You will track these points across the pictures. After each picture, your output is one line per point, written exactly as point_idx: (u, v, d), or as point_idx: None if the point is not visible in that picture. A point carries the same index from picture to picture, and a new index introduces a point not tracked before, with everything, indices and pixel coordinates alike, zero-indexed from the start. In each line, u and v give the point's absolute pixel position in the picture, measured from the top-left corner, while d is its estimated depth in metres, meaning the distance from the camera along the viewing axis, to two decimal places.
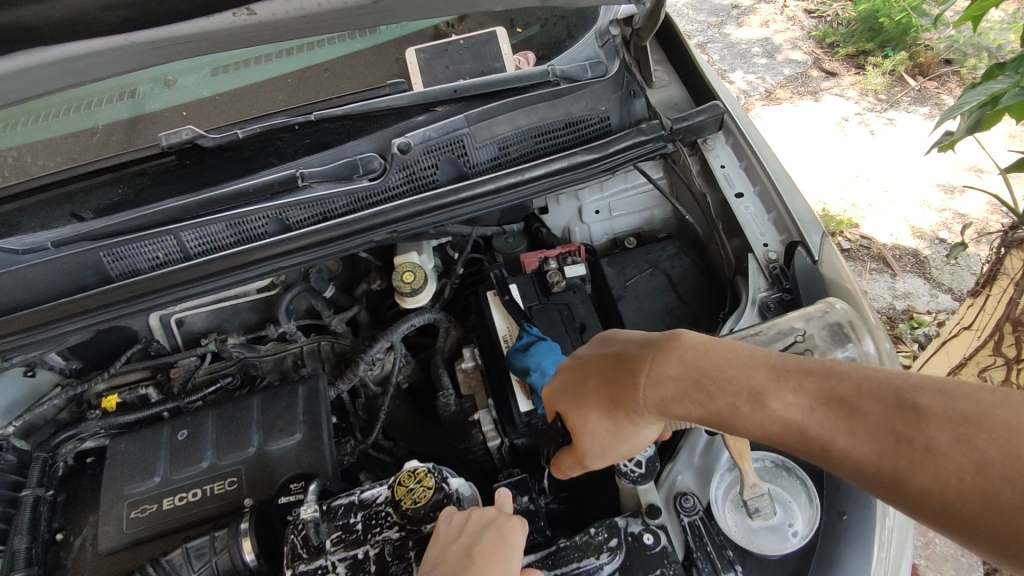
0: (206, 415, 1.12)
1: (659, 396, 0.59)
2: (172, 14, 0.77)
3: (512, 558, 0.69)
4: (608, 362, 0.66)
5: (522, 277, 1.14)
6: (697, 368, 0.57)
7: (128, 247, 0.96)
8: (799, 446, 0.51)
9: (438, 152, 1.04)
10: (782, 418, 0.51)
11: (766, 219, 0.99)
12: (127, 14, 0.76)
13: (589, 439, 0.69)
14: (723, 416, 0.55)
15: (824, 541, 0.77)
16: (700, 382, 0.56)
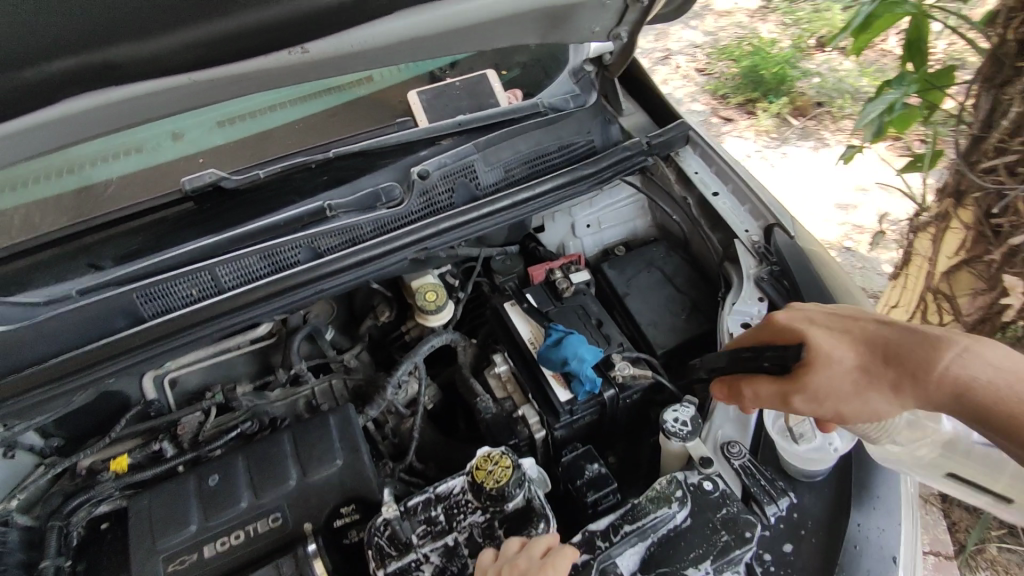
0: (236, 457, 1.09)
1: (812, 381, 0.73)
2: (240, 52, 0.82)
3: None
4: (903, 334, 0.72)
5: (534, 287, 1.24)
6: (841, 354, 0.73)
7: (163, 287, 0.98)
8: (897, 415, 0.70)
9: (453, 177, 1.14)
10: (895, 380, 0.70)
11: (743, 210, 1.18)
12: (202, 52, 0.80)
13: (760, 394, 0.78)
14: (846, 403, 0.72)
15: (859, 453, 0.88)
16: (849, 367, 0.72)
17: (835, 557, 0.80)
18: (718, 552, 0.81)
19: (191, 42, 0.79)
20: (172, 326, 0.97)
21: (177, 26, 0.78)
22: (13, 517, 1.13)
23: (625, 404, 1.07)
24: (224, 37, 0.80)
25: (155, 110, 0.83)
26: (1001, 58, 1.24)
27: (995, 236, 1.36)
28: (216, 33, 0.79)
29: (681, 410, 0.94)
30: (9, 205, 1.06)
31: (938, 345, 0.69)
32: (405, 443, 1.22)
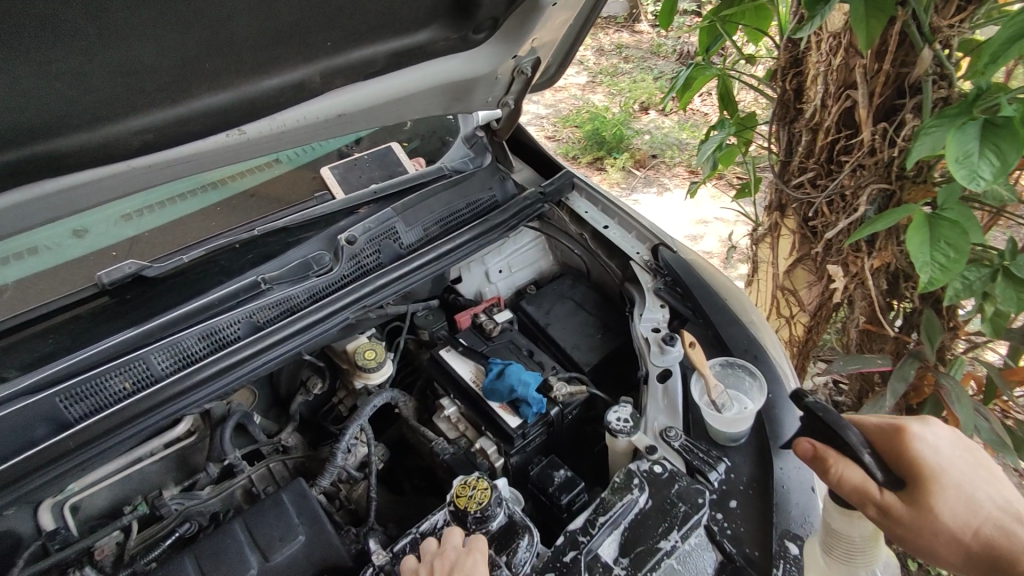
0: (183, 557, 1.02)
1: (925, 515, 0.73)
2: (185, 136, 0.90)
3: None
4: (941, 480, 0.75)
5: (464, 332, 1.33)
6: (955, 475, 0.76)
7: (92, 385, 0.93)
8: (997, 544, 0.73)
9: (378, 240, 1.22)
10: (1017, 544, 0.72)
11: (630, 236, 1.38)
12: (151, 139, 0.87)
13: (902, 512, 0.73)
14: (968, 545, 0.74)
15: (767, 412, 1.05)
16: (973, 490, 0.76)
17: (769, 501, 0.94)
18: (683, 521, 0.91)
19: (139, 130, 0.86)
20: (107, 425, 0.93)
21: (124, 116, 0.83)
22: None
23: (569, 420, 1.17)
24: (173, 123, 0.88)
25: (99, 198, 0.88)
26: (786, 103, 1.62)
27: (813, 235, 1.71)
28: (169, 118, 0.88)
29: (621, 409, 1.06)
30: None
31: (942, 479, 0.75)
32: (361, 508, 1.20)
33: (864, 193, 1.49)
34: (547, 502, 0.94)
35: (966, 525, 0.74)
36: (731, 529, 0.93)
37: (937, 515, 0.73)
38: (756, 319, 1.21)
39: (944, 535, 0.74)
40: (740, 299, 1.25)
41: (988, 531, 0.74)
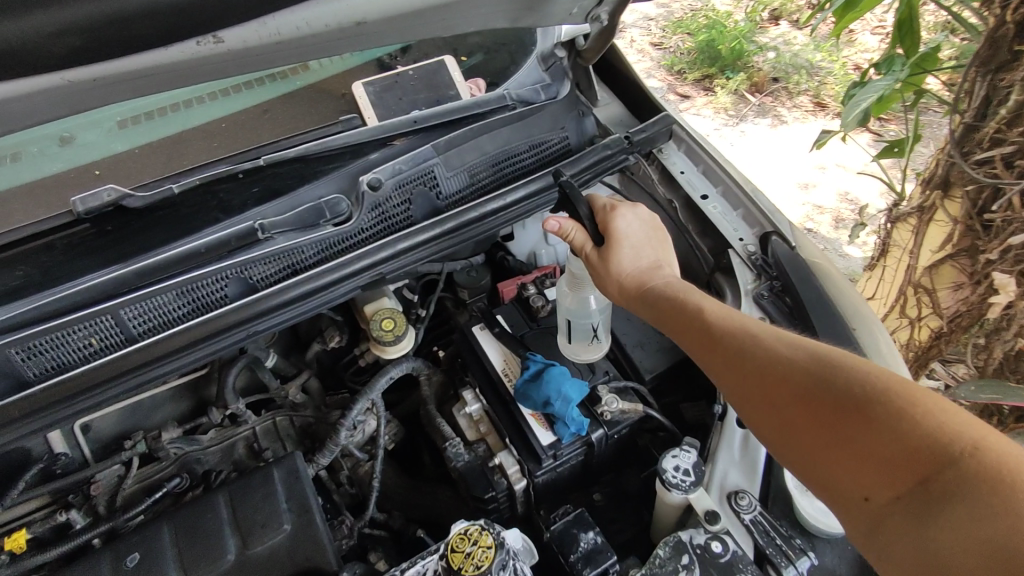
0: (160, 527, 0.93)
1: (718, 341, 0.73)
2: (133, 42, 0.68)
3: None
4: (729, 333, 0.73)
5: (505, 307, 1.10)
6: (783, 344, 0.69)
7: (51, 339, 0.78)
8: (813, 401, 0.64)
9: (409, 186, 0.97)
10: (829, 403, 0.63)
11: (735, 215, 1.06)
12: (77, 43, 0.67)
13: (608, 284, 0.86)
14: (692, 315, 0.77)
15: None
16: (726, 323, 0.74)
17: None
18: None
19: (57, 31, 0.66)
20: (66, 388, 0.79)
21: (42, 9, 0.66)
22: None
23: (614, 440, 0.95)
24: (108, 23, 0.67)
25: (38, 113, 0.69)
26: (997, 42, 1.14)
27: (985, 230, 1.30)
28: (103, 15, 0.67)
29: (681, 456, 0.83)
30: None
31: (754, 346, 0.70)
32: (364, 490, 1.07)
33: None
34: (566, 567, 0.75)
35: (756, 367, 0.69)
36: None
37: (615, 263, 0.85)
38: (888, 359, 0.90)
39: (753, 376, 0.69)
40: (867, 323, 0.94)
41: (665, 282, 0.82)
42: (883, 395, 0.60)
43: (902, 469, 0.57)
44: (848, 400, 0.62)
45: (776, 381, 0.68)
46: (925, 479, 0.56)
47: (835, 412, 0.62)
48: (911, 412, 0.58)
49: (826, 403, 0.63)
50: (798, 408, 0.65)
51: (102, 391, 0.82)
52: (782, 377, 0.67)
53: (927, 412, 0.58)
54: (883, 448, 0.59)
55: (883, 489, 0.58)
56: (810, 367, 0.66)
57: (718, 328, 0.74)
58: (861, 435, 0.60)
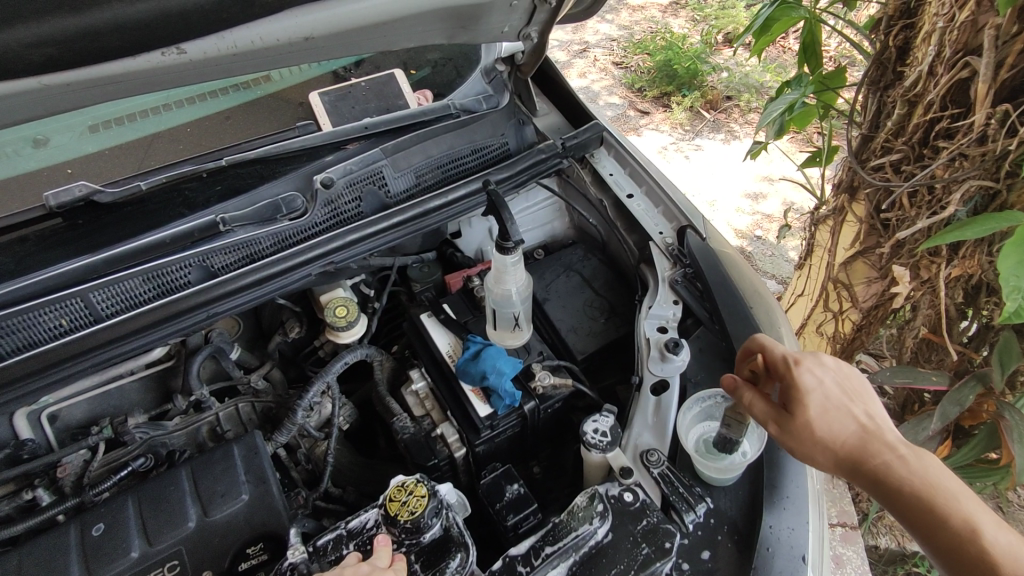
0: (125, 500, 1.00)
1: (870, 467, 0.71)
2: (90, 52, 0.75)
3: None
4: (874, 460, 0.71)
5: (451, 297, 1.20)
6: (924, 475, 0.69)
7: (24, 318, 0.86)
8: (930, 500, 0.67)
9: (360, 185, 1.07)
10: (947, 496, 0.67)
11: (656, 212, 1.18)
12: (53, 53, 0.74)
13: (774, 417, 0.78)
14: (832, 416, 0.74)
15: (769, 453, 0.89)
16: (835, 410, 0.75)
17: (747, 561, 0.80)
18: (639, 566, 0.79)
19: (33, 42, 0.73)
20: (36, 363, 0.87)
21: (15, 22, 0.72)
22: None
23: (547, 413, 1.05)
24: (79, 36, 0.74)
25: (16, 115, 0.78)
26: (884, 63, 1.31)
27: (884, 228, 1.46)
28: (74, 29, 0.74)
29: (600, 420, 0.94)
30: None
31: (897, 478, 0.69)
32: (320, 468, 1.15)
33: (959, 188, 1.21)
34: (494, 513, 0.84)
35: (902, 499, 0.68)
36: None
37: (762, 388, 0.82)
38: (781, 334, 1.01)
39: (855, 465, 0.72)
40: (766, 305, 1.05)
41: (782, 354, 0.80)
42: (981, 550, 0.64)
43: None
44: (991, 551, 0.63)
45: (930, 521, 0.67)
46: None
47: (948, 518, 0.66)
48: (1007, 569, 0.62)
49: (935, 499, 0.67)
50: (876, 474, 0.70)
51: (71, 367, 0.89)
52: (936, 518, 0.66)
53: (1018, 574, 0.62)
54: (965, 547, 0.64)
55: None
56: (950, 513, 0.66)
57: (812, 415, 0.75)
58: None
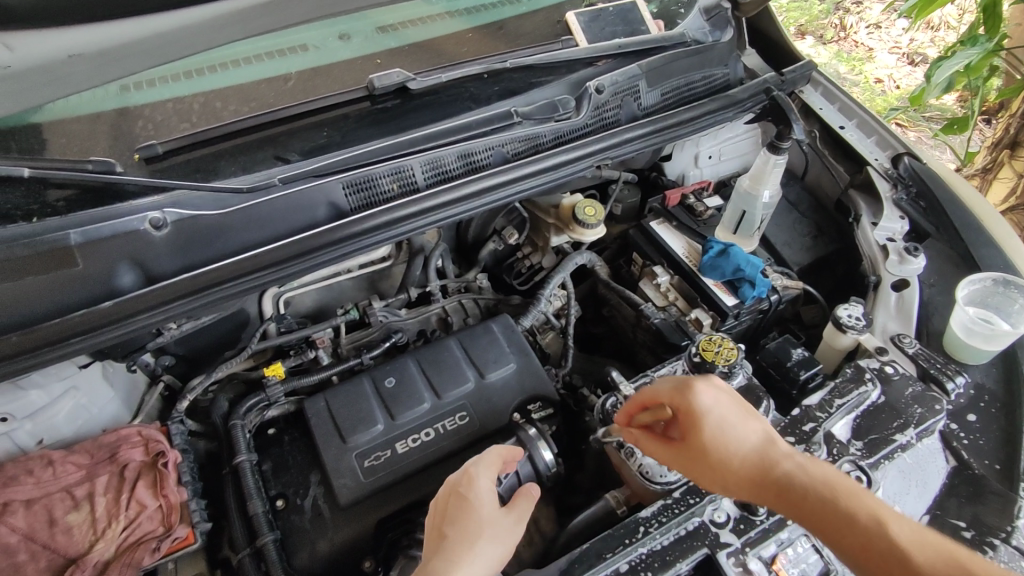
0: (407, 360, 1.11)
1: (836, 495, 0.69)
2: None
3: (483, 512, 0.79)
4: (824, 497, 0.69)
5: (670, 212, 1.30)
6: (864, 503, 0.68)
7: (369, 179, 0.99)
8: (833, 500, 0.69)
9: (622, 94, 1.18)
10: (852, 493, 0.69)
11: (869, 142, 1.29)
12: None
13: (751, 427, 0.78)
14: (777, 472, 0.73)
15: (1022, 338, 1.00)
16: (730, 419, 0.77)
17: (1014, 420, 0.92)
18: (917, 420, 0.92)
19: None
20: (374, 218, 0.98)
21: None
22: (184, 425, 1.08)
23: (778, 310, 1.19)
24: None
25: None
26: None
27: None
28: None
29: (852, 307, 1.05)
30: (160, 98, 1.01)
31: (837, 486, 0.70)
32: (552, 354, 1.28)
33: None
34: (778, 375, 0.97)
35: (835, 499, 0.68)
36: (969, 440, 0.92)
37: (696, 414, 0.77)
38: (1011, 242, 1.11)
39: (825, 487, 0.70)
40: (992, 219, 1.15)
41: (665, 385, 0.82)
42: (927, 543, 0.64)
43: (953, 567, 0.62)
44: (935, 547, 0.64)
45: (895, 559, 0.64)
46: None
47: (854, 515, 0.66)
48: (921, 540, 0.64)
49: (839, 498, 0.69)
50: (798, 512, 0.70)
51: (396, 227, 1.00)
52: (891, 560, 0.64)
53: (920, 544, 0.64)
54: (861, 526, 0.66)
55: None
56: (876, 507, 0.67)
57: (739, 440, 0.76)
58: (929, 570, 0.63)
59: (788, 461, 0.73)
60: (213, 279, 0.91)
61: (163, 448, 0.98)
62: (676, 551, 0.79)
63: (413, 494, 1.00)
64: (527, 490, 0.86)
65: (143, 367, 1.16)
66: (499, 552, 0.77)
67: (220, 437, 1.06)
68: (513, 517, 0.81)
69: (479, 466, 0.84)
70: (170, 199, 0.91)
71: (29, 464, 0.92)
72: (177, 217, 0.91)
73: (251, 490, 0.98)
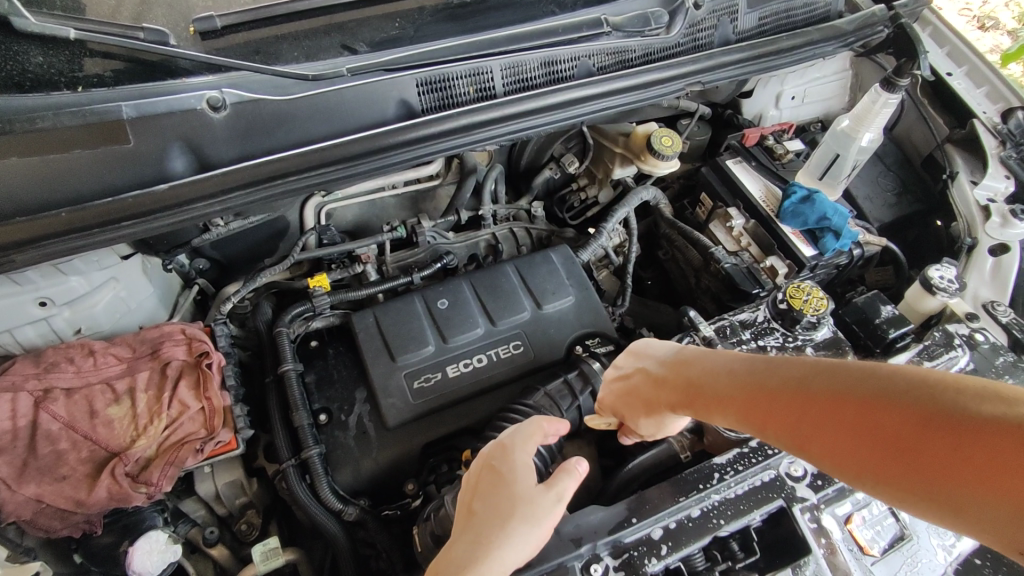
0: (462, 283, 1.06)
1: (800, 399, 0.55)
2: None
3: (517, 488, 0.66)
4: (793, 399, 0.56)
5: (748, 151, 1.21)
6: (836, 391, 0.52)
7: (445, 78, 0.91)
8: (814, 405, 0.53)
9: (719, 13, 1.07)
10: (820, 385, 0.54)
11: (978, 92, 1.17)
12: None
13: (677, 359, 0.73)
14: (732, 393, 0.62)
15: None
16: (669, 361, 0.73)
17: None
18: None
19: None
20: (445, 123, 0.90)
21: None
22: (225, 329, 1.04)
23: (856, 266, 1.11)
24: None
25: None
26: None
27: None
28: None
29: (944, 269, 0.98)
30: None
31: (797, 388, 0.56)
32: (607, 292, 1.22)
33: None
34: (863, 333, 0.93)
35: (807, 405, 0.54)
36: None
37: (619, 388, 0.79)
38: None
39: (788, 399, 0.56)
40: None
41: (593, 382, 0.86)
42: (895, 387, 0.49)
43: (947, 440, 0.45)
44: (907, 402, 0.48)
45: (891, 441, 0.48)
46: (964, 435, 0.44)
47: (832, 420, 0.52)
48: (893, 397, 0.48)
49: (816, 407, 0.53)
50: (777, 428, 0.57)
51: (467, 135, 0.92)
52: (884, 450, 0.48)
53: (891, 404, 0.48)
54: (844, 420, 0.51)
55: (964, 497, 0.44)
56: (842, 406, 0.51)
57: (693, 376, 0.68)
58: (920, 440, 0.46)
59: (723, 379, 0.64)
60: (271, 171, 0.84)
61: (206, 349, 0.93)
62: (749, 501, 0.75)
63: (461, 420, 0.95)
64: (575, 464, 0.69)
65: (177, 268, 1.10)
66: (538, 537, 0.64)
67: (263, 345, 1.01)
68: (555, 494, 0.66)
69: (517, 434, 0.72)
70: (227, 80, 0.84)
71: (69, 351, 0.88)
72: (237, 99, 0.83)
73: (295, 400, 0.94)
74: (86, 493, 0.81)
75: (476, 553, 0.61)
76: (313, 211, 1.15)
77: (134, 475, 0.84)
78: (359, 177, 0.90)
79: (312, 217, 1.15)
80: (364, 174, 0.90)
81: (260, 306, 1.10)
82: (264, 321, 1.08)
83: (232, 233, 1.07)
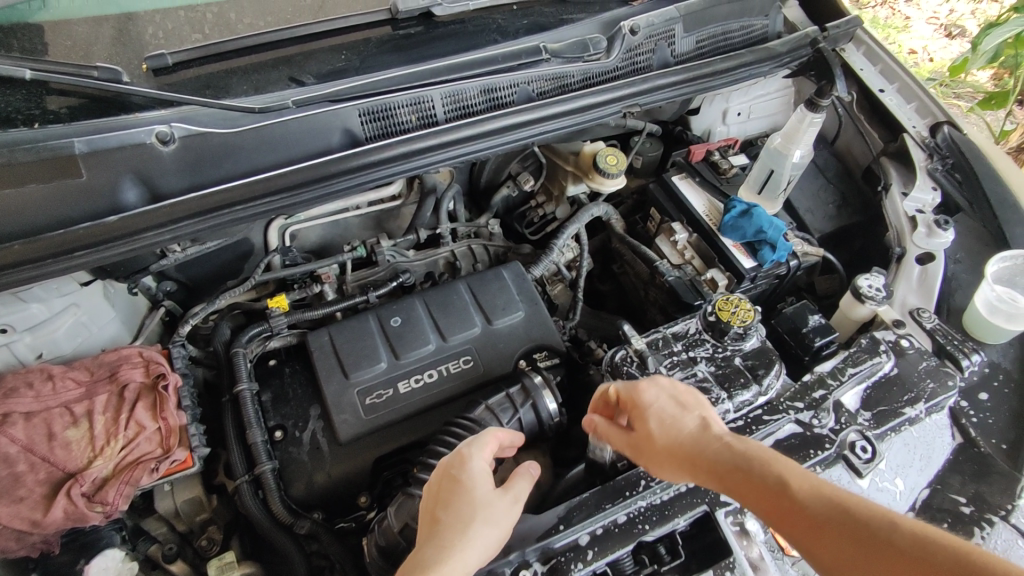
0: (416, 301, 1.09)
1: (844, 519, 0.60)
2: None
3: (475, 494, 0.70)
4: (838, 518, 0.60)
5: (693, 167, 1.26)
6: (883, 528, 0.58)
7: (388, 107, 0.95)
8: (860, 533, 0.59)
9: (656, 38, 1.12)
10: (870, 518, 0.59)
11: (909, 108, 1.23)
12: None
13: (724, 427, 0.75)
14: (774, 485, 0.65)
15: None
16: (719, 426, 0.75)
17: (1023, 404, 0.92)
18: (929, 395, 0.90)
19: None
20: (387, 150, 0.94)
21: None
22: (183, 351, 1.07)
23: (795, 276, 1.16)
24: None
25: None
26: None
27: None
28: None
29: (873, 278, 1.02)
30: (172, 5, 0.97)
31: (845, 512, 0.61)
32: (560, 306, 1.25)
33: None
34: (793, 342, 0.98)
35: (850, 529, 0.59)
36: (978, 418, 0.91)
37: (664, 411, 0.77)
38: None
39: (835, 516, 0.61)
40: None
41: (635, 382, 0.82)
42: (941, 543, 0.55)
43: None
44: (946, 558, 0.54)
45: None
46: None
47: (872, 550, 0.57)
48: (935, 550, 0.55)
49: (861, 533, 0.59)
50: (811, 540, 0.61)
51: (410, 160, 0.96)
52: None
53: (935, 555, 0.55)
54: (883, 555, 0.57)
55: None
56: (886, 542, 0.57)
57: (764, 459, 0.68)
58: None
59: (775, 468, 0.67)
60: (220, 200, 0.88)
61: (163, 370, 0.97)
62: (675, 506, 0.79)
63: (411, 434, 0.99)
64: (526, 468, 0.76)
65: (142, 292, 1.14)
66: (494, 538, 0.69)
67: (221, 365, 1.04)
68: (510, 497, 0.72)
69: (473, 443, 0.76)
70: (177, 114, 0.87)
71: (29, 376, 0.91)
72: (185, 133, 0.86)
73: (250, 419, 0.98)
74: (42, 514, 0.84)
75: (441, 557, 0.65)
76: (273, 234, 1.19)
77: (89, 496, 0.86)
78: (306, 203, 0.94)
79: (275, 239, 1.19)
80: (310, 201, 0.94)
81: (219, 327, 1.13)
82: (223, 342, 1.11)
83: (193, 256, 1.11)
